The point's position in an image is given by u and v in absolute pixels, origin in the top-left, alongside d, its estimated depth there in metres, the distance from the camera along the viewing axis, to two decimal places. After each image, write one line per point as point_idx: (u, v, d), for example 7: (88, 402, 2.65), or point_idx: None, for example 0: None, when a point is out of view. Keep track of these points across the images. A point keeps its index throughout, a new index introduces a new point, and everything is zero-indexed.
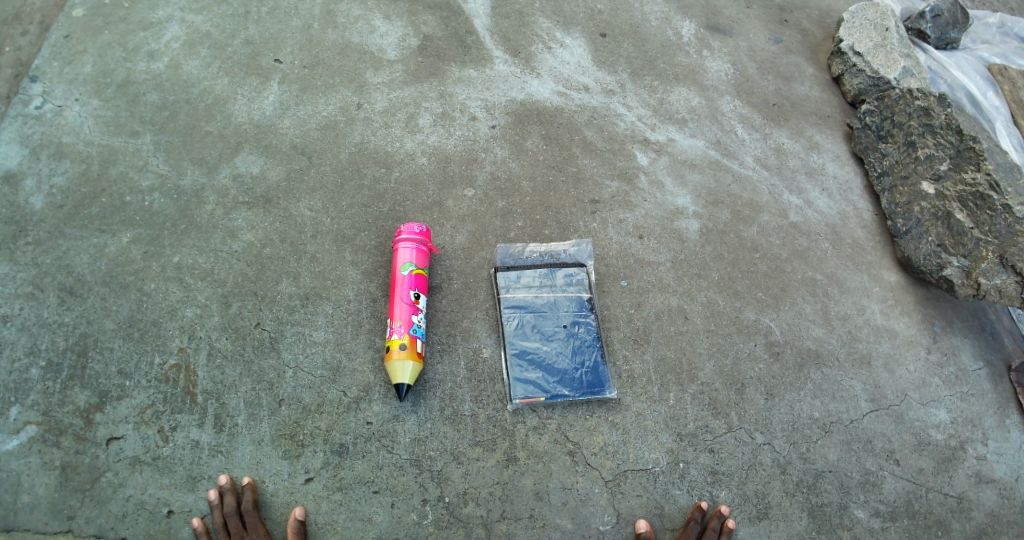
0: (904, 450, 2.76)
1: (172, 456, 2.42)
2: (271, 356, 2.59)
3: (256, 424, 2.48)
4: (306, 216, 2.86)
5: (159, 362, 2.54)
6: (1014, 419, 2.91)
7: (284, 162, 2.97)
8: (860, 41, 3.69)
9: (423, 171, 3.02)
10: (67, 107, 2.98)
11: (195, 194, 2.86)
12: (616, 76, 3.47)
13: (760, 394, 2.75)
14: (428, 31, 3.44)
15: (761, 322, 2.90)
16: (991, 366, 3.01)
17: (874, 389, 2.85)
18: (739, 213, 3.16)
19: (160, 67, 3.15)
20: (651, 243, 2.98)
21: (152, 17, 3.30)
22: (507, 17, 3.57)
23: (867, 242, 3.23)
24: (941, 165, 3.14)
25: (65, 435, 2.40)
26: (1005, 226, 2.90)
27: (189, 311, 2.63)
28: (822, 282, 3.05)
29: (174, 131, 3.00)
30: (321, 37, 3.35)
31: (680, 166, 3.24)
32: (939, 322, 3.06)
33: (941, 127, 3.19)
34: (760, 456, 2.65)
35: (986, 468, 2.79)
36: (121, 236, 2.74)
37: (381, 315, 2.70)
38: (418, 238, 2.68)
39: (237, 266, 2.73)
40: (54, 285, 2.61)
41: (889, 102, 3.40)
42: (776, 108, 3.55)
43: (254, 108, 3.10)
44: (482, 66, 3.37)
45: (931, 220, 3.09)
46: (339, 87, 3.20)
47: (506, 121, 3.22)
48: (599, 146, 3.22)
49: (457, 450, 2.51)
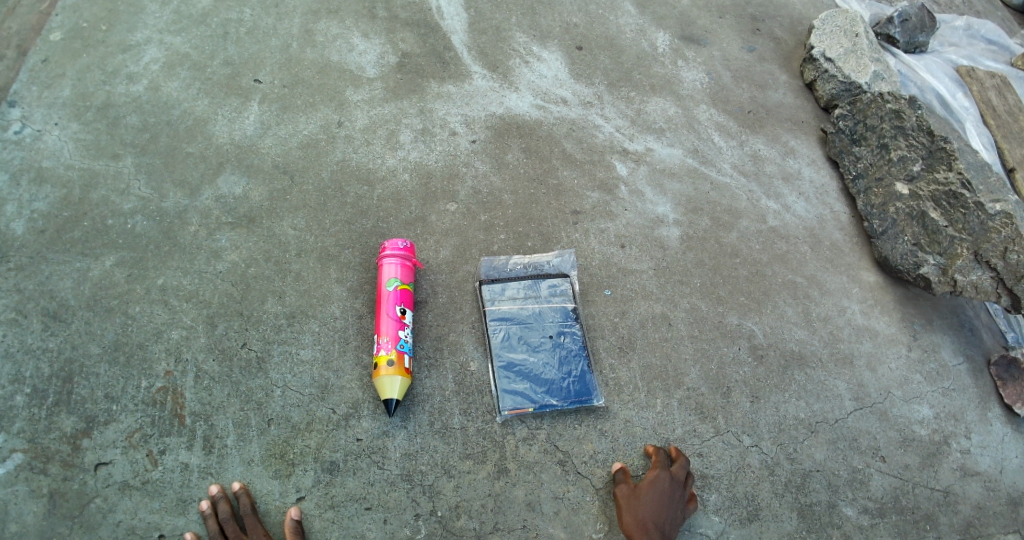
0: (890, 447, 2.81)
1: (162, 479, 2.41)
2: (260, 376, 2.59)
3: (246, 444, 2.48)
4: (290, 235, 2.87)
5: (146, 386, 2.53)
6: (995, 412, 2.98)
7: (266, 182, 2.98)
8: (832, 47, 3.76)
9: (405, 187, 3.04)
10: (47, 131, 2.97)
11: (179, 216, 2.86)
12: (594, 88, 3.52)
13: (746, 397, 2.79)
14: (406, 48, 3.47)
15: (745, 325, 2.94)
16: (971, 361, 3.08)
17: (858, 388, 2.90)
18: (719, 220, 3.21)
19: (140, 89, 3.16)
20: (633, 252, 3.02)
21: (130, 39, 3.31)
22: (484, 33, 3.61)
23: (846, 244, 3.30)
24: (914, 166, 3.23)
25: (53, 461, 2.39)
26: (977, 223, 2.98)
27: (175, 333, 2.63)
28: (803, 284, 3.10)
29: (155, 153, 3.00)
30: (300, 56, 3.37)
31: (660, 176, 3.28)
32: (919, 320, 3.13)
33: (912, 129, 3.27)
34: (749, 459, 2.68)
35: (970, 461, 2.84)
36: (105, 260, 2.73)
37: (368, 332, 2.72)
38: (403, 254, 2.70)
39: (222, 287, 2.73)
40: (38, 311, 2.60)
41: (861, 106, 3.47)
42: (752, 115, 3.62)
43: (235, 128, 3.11)
44: (461, 81, 3.40)
45: (906, 220, 3.17)
46: (319, 106, 3.22)
47: (486, 135, 3.25)
48: (578, 158, 3.26)
49: (448, 464, 2.52)
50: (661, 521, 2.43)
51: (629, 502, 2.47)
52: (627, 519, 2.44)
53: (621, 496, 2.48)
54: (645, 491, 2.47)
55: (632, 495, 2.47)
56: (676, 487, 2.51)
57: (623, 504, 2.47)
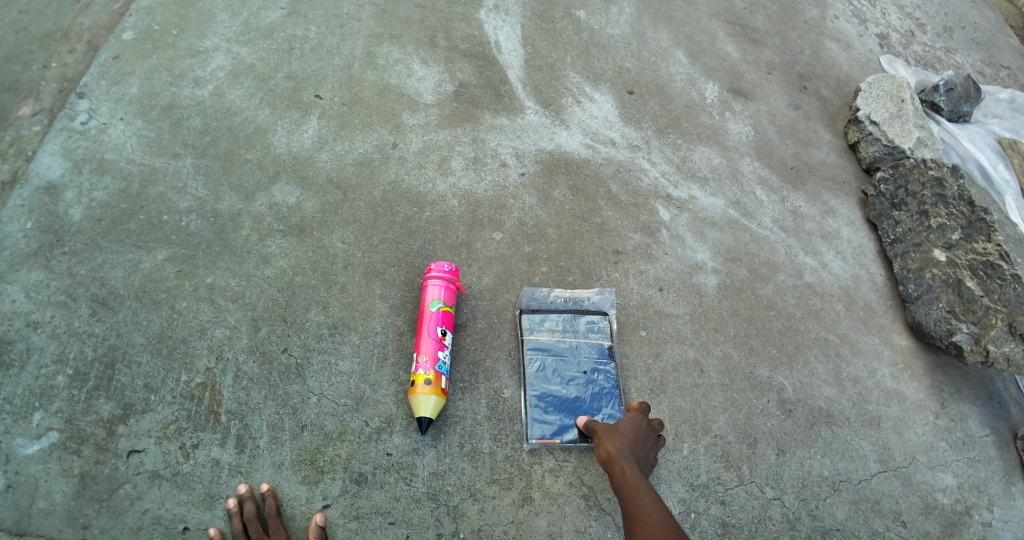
0: (912, 513, 2.80)
1: (192, 472, 2.47)
2: (297, 382, 2.66)
3: (278, 447, 2.54)
4: (339, 248, 2.95)
5: (186, 380, 2.61)
6: (1020, 488, 2.97)
7: (319, 194, 3.08)
8: (877, 111, 3.83)
9: (454, 212, 3.12)
10: (112, 125, 3.10)
11: (232, 219, 2.96)
12: (642, 132, 3.60)
13: (772, 450, 2.79)
14: (464, 78, 3.59)
15: (775, 378, 2.96)
16: (998, 433, 3.08)
17: (883, 450, 2.91)
18: (756, 271, 3.25)
19: (204, 94, 3.29)
20: (670, 296, 3.06)
21: (199, 45, 3.45)
22: (540, 70, 3.72)
23: (880, 306, 3.32)
24: (953, 234, 3.28)
25: (87, 444, 2.46)
26: (1013, 295, 3.02)
27: (219, 331, 2.71)
28: (834, 342, 3.13)
29: (214, 156, 3.11)
30: (362, 77, 3.49)
31: (700, 224, 3.34)
32: (948, 389, 3.14)
33: (952, 197, 3.33)
34: (771, 511, 2.67)
35: (992, 534, 2.83)
36: (156, 254, 2.83)
37: (407, 350, 2.78)
38: (447, 276, 2.77)
39: (269, 291, 2.82)
40: (87, 296, 2.70)
41: (903, 170, 3.53)
42: (794, 171, 3.68)
43: (294, 140, 3.22)
44: (514, 115, 3.51)
45: (943, 287, 3.20)
46: (377, 126, 3.33)
47: (535, 170, 3.34)
48: (623, 200, 3.33)
49: (474, 487, 2.55)
50: (639, 453, 2.36)
51: (604, 437, 2.41)
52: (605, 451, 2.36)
53: (597, 433, 2.44)
54: (623, 425, 2.43)
55: (606, 429, 2.43)
56: (653, 431, 2.47)
57: (599, 441, 2.41)
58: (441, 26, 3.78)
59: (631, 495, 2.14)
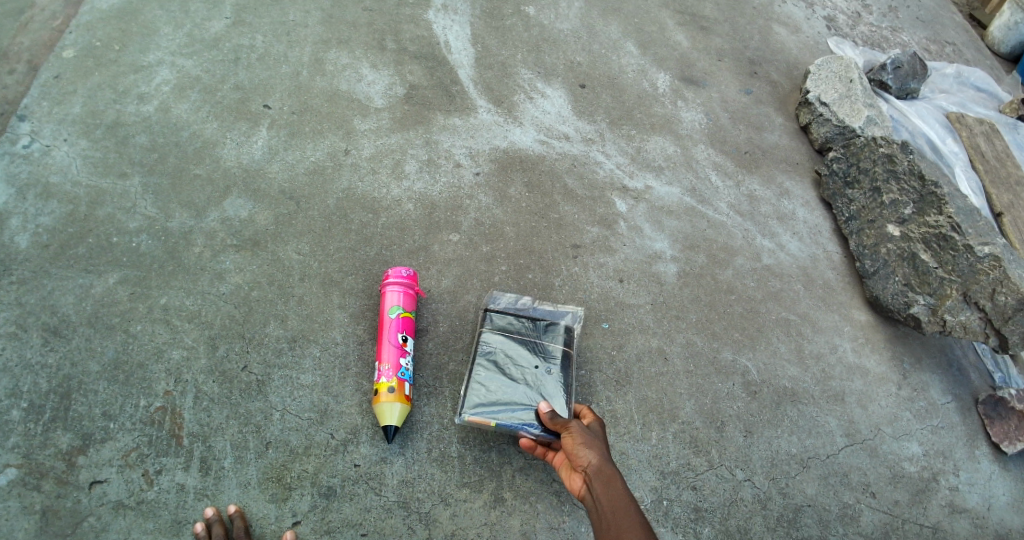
0: (880, 483, 2.84)
1: (157, 500, 2.41)
2: (259, 399, 2.61)
3: (243, 467, 2.49)
4: (294, 260, 2.91)
5: (145, 405, 2.54)
6: (983, 450, 3.04)
7: (272, 206, 3.03)
8: (826, 92, 3.88)
9: (409, 216, 3.09)
10: (56, 146, 3.01)
11: (183, 237, 2.90)
12: (595, 125, 3.61)
13: (740, 432, 2.81)
14: (414, 80, 3.56)
15: (739, 361, 2.98)
16: (959, 399, 3.15)
17: (849, 424, 2.95)
18: (715, 257, 3.28)
19: (150, 110, 3.21)
20: (631, 287, 3.07)
21: (142, 60, 3.37)
22: (490, 68, 3.71)
23: (838, 283, 3.37)
24: (905, 209, 3.33)
25: (47, 478, 2.38)
26: (966, 265, 3.09)
27: (176, 353, 2.65)
28: (796, 322, 3.17)
29: (162, 173, 3.04)
30: (310, 84, 3.44)
31: (658, 213, 3.36)
32: (908, 360, 3.20)
33: (903, 173, 3.38)
34: (742, 492, 2.68)
35: (958, 497, 2.89)
36: (108, 277, 2.76)
37: (368, 359, 2.75)
38: (405, 282, 2.74)
39: (225, 309, 2.76)
40: (38, 325, 2.62)
41: (854, 149, 3.58)
42: (748, 155, 3.72)
43: (244, 152, 3.16)
44: (466, 115, 3.49)
45: (898, 261, 3.27)
46: (327, 134, 3.28)
47: (490, 168, 3.32)
48: (579, 194, 3.33)
49: (445, 492, 2.53)
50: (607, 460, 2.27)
51: (582, 445, 2.25)
52: (586, 461, 2.19)
53: (575, 440, 2.26)
54: (596, 430, 2.34)
55: (585, 437, 2.26)
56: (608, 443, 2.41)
57: (578, 448, 2.24)
58: (389, 29, 3.75)
59: (619, 508, 1.98)
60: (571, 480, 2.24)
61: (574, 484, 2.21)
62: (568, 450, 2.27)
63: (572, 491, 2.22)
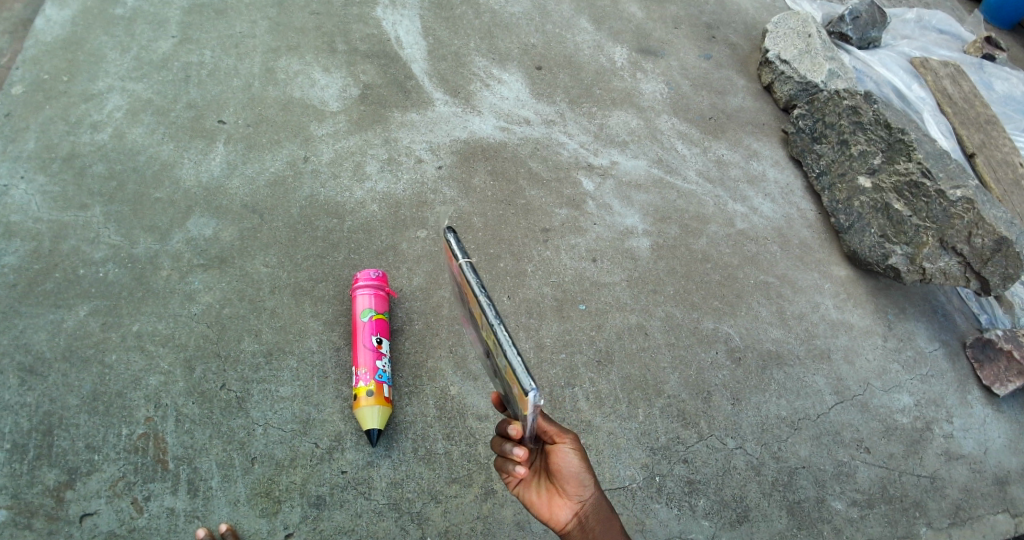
0: (873, 438, 2.82)
1: (148, 526, 2.33)
2: (240, 415, 2.55)
3: (230, 485, 2.43)
4: (263, 273, 2.87)
5: (127, 433, 2.47)
6: (975, 394, 3.03)
7: (236, 221, 2.99)
8: (786, 49, 3.84)
9: (375, 217, 3.06)
10: (13, 185, 2.96)
11: (150, 261, 2.85)
12: (555, 106, 3.58)
13: (727, 400, 2.79)
14: (368, 80, 3.51)
15: (720, 329, 2.96)
16: (946, 345, 3.14)
17: (837, 382, 2.93)
18: (688, 227, 3.25)
19: (104, 138, 3.16)
20: (605, 265, 3.04)
21: (93, 88, 3.31)
22: (444, 59, 3.67)
23: (815, 241, 3.36)
24: (874, 160, 3.32)
25: (36, 517, 2.30)
26: (940, 210, 3.06)
27: (153, 379, 2.58)
28: (775, 284, 3.15)
29: (123, 201, 2.99)
30: (263, 94, 3.40)
31: (626, 188, 3.33)
32: (892, 310, 3.19)
33: (870, 123, 3.36)
34: (735, 461, 2.66)
35: (953, 444, 2.88)
36: (78, 310, 2.69)
37: (346, 364, 2.72)
38: (375, 283, 2.73)
39: (198, 329, 2.71)
40: (13, 366, 2.55)
41: (819, 104, 3.56)
42: (713, 122, 3.69)
43: (202, 170, 3.12)
44: (424, 109, 3.45)
45: (872, 213, 3.25)
46: (285, 143, 3.24)
47: (452, 160, 3.29)
48: (544, 177, 3.29)
49: (435, 490, 2.51)
50: None
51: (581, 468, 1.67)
52: (588, 494, 1.67)
53: (578, 461, 1.66)
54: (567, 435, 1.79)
55: (584, 457, 1.69)
56: None
57: (580, 475, 1.66)
58: (338, 30, 3.70)
59: None
60: (554, 507, 1.66)
61: (557, 515, 1.66)
62: (565, 471, 1.65)
63: (550, 521, 1.66)
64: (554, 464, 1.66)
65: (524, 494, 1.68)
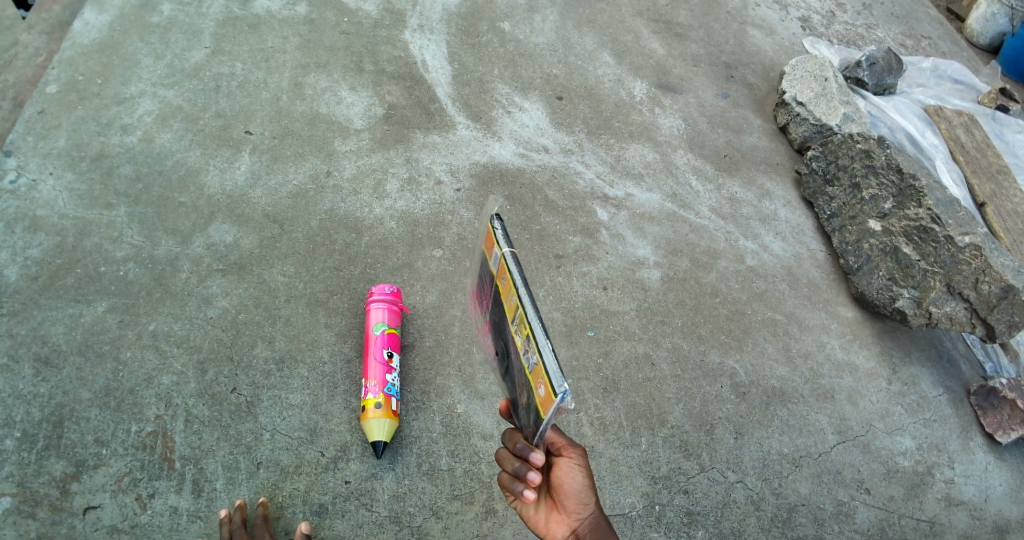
0: (874, 479, 2.83)
1: (150, 523, 2.36)
2: (249, 419, 2.60)
3: (235, 487, 2.46)
4: (280, 281, 2.93)
5: (136, 430, 2.51)
6: (977, 442, 3.04)
7: (256, 230, 3.06)
8: (802, 92, 3.92)
9: (392, 234, 3.13)
10: (42, 180, 3.04)
11: (170, 263, 2.91)
12: (574, 136, 3.66)
13: (730, 434, 2.81)
14: (393, 100, 3.61)
15: (726, 364, 2.99)
16: (950, 392, 3.16)
17: (840, 422, 2.95)
18: (698, 261, 3.30)
19: (133, 140, 3.25)
20: (615, 294, 3.08)
21: (125, 92, 3.41)
22: (468, 85, 3.76)
23: (823, 281, 3.40)
24: (885, 203, 3.37)
25: (40, 506, 2.33)
26: (948, 255, 3.10)
27: (166, 378, 2.63)
28: (782, 321, 3.18)
29: (148, 202, 3.07)
30: (290, 109, 3.49)
31: (640, 220, 3.39)
32: (897, 354, 3.22)
33: (881, 167, 3.41)
34: (735, 494, 2.68)
35: (954, 490, 2.88)
36: (96, 306, 2.75)
37: (356, 376, 2.76)
38: (389, 298, 2.79)
39: (213, 333, 2.76)
40: (29, 356, 2.60)
41: (832, 146, 3.61)
42: (727, 159, 3.76)
43: (227, 178, 3.19)
44: (445, 131, 3.53)
45: (881, 256, 3.31)
46: (309, 157, 3.32)
47: (471, 184, 3.36)
48: (561, 204, 3.35)
49: (437, 505, 2.53)
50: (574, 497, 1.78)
51: (585, 488, 1.68)
52: (588, 514, 1.67)
53: (581, 480, 1.67)
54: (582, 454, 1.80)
55: (589, 475, 1.70)
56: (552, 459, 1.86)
57: (581, 494, 1.67)
58: (367, 51, 3.80)
59: None
60: (551, 523, 1.68)
61: (553, 530, 1.68)
62: (566, 489, 1.67)
63: (546, 536, 1.68)
64: (556, 479, 1.68)
65: (523, 507, 1.71)
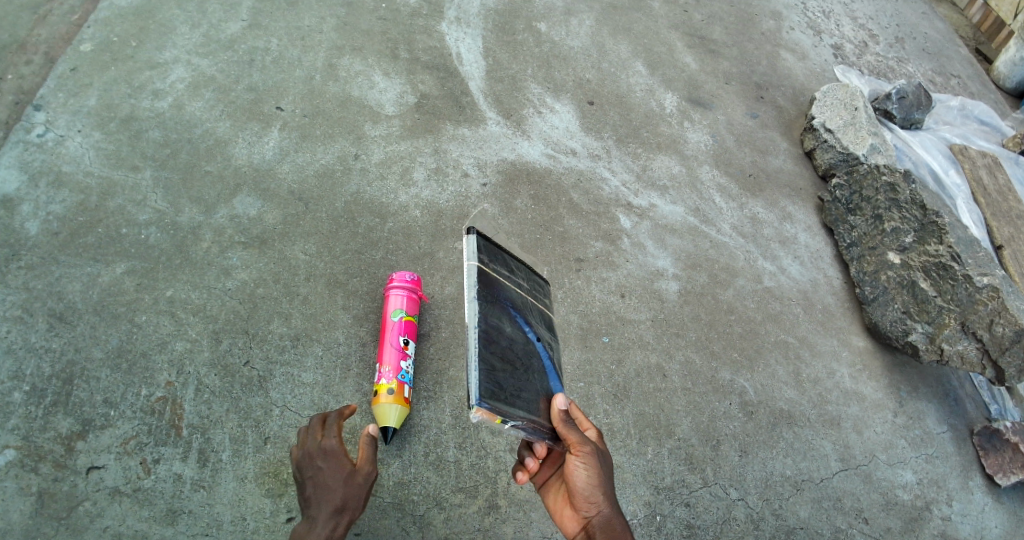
0: (872, 509, 2.85)
1: (153, 488, 2.37)
2: (260, 393, 2.60)
3: (241, 460, 2.47)
4: (301, 259, 2.94)
5: (146, 394, 2.52)
6: (977, 482, 3.06)
7: (281, 206, 3.06)
8: (831, 119, 3.94)
9: (416, 222, 3.14)
10: (69, 137, 3.04)
11: (192, 231, 2.92)
12: (602, 142, 3.67)
13: (735, 451, 2.82)
14: (425, 90, 3.61)
15: (736, 382, 3.00)
16: (955, 430, 3.17)
17: (844, 450, 2.96)
18: (716, 277, 3.31)
19: (164, 106, 3.25)
20: (632, 302, 3.09)
21: (159, 57, 3.41)
22: (501, 81, 3.77)
23: (837, 308, 3.42)
24: (906, 237, 3.37)
25: (45, 461, 2.34)
26: (965, 294, 3.11)
27: (180, 345, 2.64)
28: (794, 345, 3.19)
29: (174, 169, 3.07)
30: (323, 89, 3.49)
31: (661, 231, 3.40)
32: (905, 388, 3.23)
33: (905, 202, 3.41)
34: (734, 512, 2.69)
35: (950, 528, 2.90)
36: (115, 267, 2.76)
37: (369, 360, 2.77)
38: (409, 286, 2.78)
39: (230, 304, 2.77)
40: (44, 311, 2.61)
41: (857, 176, 3.60)
42: (751, 179, 3.77)
43: (255, 152, 3.20)
44: (475, 125, 3.54)
45: (897, 289, 3.31)
46: (338, 138, 3.33)
47: (497, 180, 3.37)
48: (584, 209, 3.36)
49: (440, 495, 2.54)
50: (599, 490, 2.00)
51: (591, 487, 1.90)
52: (594, 510, 1.91)
53: (585, 480, 1.90)
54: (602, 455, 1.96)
55: (595, 475, 1.90)
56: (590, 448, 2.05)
57: (586, 493, 1.90)
58: (403, 38, 3.81)
59: None
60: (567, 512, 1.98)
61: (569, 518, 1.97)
62: (574, 486, 1.92)
63: (563, 522, 1.99)
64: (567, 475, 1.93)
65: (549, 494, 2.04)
